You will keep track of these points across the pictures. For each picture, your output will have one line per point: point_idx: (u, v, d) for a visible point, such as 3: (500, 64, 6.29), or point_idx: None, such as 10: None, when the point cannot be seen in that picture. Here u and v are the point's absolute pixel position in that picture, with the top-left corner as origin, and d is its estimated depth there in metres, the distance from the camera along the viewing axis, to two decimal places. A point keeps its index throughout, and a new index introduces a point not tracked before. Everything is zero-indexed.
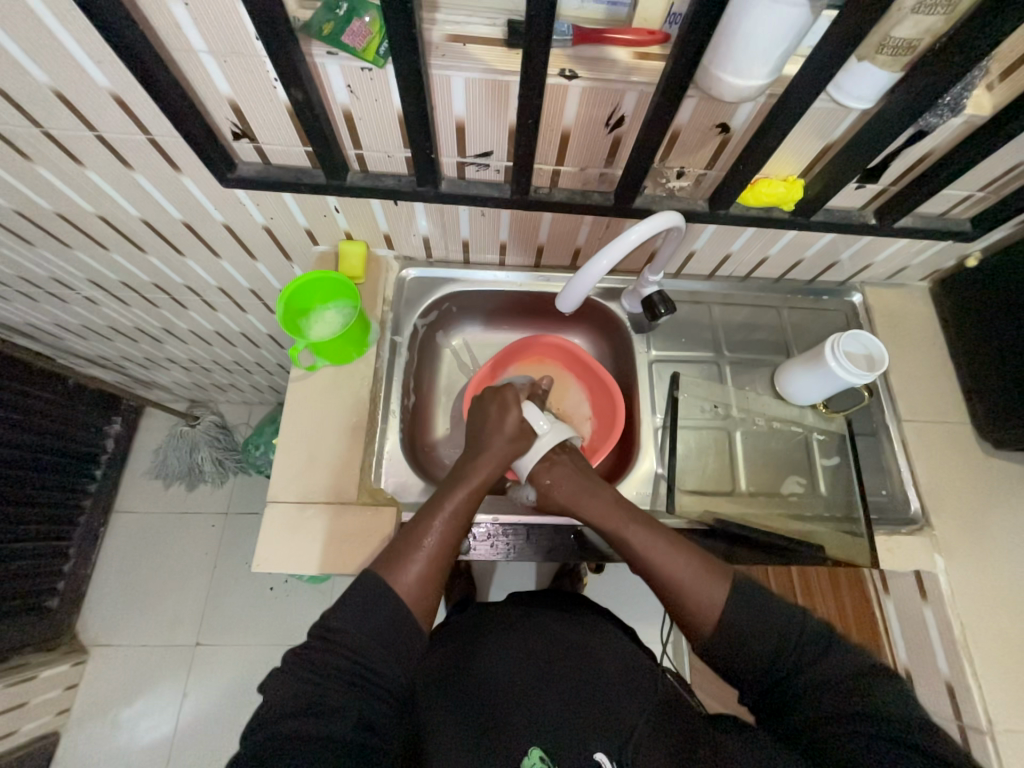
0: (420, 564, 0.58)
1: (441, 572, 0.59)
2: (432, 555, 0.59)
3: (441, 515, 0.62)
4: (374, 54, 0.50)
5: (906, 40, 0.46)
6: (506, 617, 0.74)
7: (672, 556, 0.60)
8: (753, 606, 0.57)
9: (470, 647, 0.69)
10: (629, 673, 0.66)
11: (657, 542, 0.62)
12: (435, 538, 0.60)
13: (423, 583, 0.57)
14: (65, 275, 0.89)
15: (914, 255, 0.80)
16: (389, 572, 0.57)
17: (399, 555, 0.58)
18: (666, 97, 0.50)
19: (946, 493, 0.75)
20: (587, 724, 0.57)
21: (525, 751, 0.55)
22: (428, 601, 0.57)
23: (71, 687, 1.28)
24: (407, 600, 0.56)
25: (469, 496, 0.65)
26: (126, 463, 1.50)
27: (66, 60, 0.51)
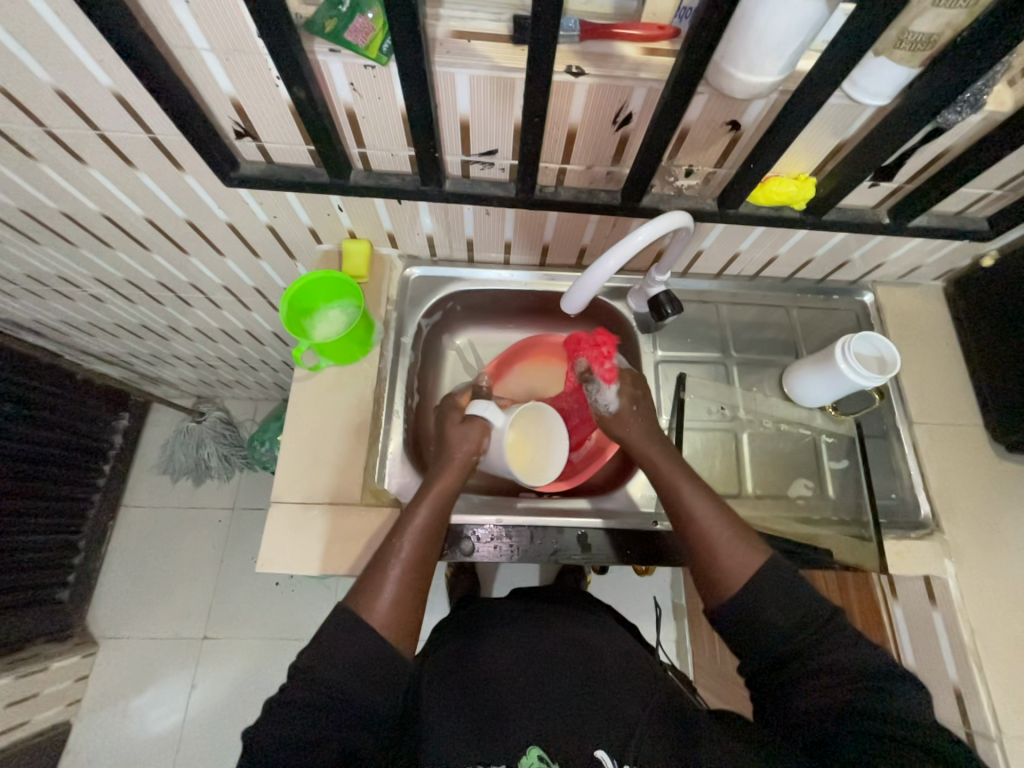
0: (390, 588, 0.58)
1: (416, 595, 0.60)
2: (401, 580, 0.60)
3: (408, 532, 0.63)
4: (377, 51, 0.49)
5: (925, 35, 0.45)
6: (503, 613, 0.74)
7: (714, 518, 0.62)
8: (781, 583, 0.57)
9: (466, 646, 0.68)
10: (631, 671, 0.65)
11: (707, 505, 0.63)
12: (404, 557, 0.61)
13: (397, 611, 0.57)
14: (71, 273, 0.89)
15: (928, 254, 0.78)
16: (362, 604, 0.57)
17: (372, 585, 0.59)
18: (676, 94, 0.49)
19: (956, 497, 0.74)
20: (589, 724, 0.57)
21: (525, 748, 0.55)
22: (406, 629, 0.57)
23: (82, 678, 1.31)
24: (383, 631, 0.56)
25: (436, 506, 0.66)
26: (133, 458, 1.51)
27: (68, 59, 0.51)
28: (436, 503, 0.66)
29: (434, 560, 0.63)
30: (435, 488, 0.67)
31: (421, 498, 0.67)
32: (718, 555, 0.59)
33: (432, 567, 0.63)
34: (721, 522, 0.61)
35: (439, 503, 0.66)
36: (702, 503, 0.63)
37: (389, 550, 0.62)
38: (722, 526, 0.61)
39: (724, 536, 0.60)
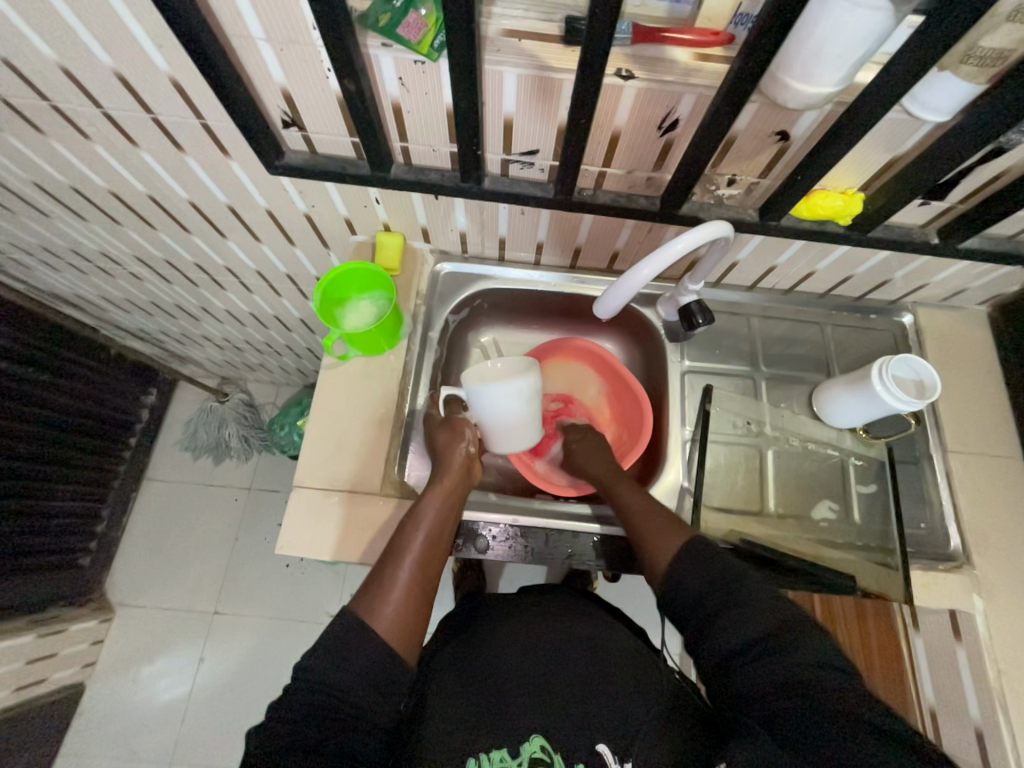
0: (396, 597, 0.59)
1: (420, 602, 0.60)
2: (408, 586, 0.60)
3: (415, 540, 0.63)
4: (428, 47, 0.49)
5: (995, 50, 0.43)
6: (508, 608, 0.74)
7: (643, 506, 0.67)
8: (700, 556, 0.59)
9: (471, 643, 0.69)
10: (636, 670, 0.64)
11: (638, 496, 0.69)
12: (408, 569, 0.61)
13: (403, 619, 0.58)
14: (113, 250, 0.92)
15: (975, 277, 0.75)
16: (369, 608, 0.58)
17: (379, 591, 0.59)
18: (726, 102, 0.48)
19: (990, 531, 0.71)
20: (591, 719, 0.57)
21: (526, 736, 0.56)
22: (411, 634, 0.58)
23: (98, 642, 1.35)
24: (390, 636, 0.56)
25: (441, 516, 0.67)
26: (159, 433, 1.55)
27: (130, 44, 0.53)
28: (439, 511, 0.67)
29: (437, 570, 0.64)
30: (438, 497, 0.68)
31: (425, 504, 0.67)
32: (647, 536, 0.64)
33: (436, 573, 0.64)
34: (649, 503, 0.67)
35: (443, 511, 0.67)
36: (630, 490, 0.70)
37: (395, 555, 0.62)
38: (648, 507, 0.67)
39: (648, 514, 0.66)
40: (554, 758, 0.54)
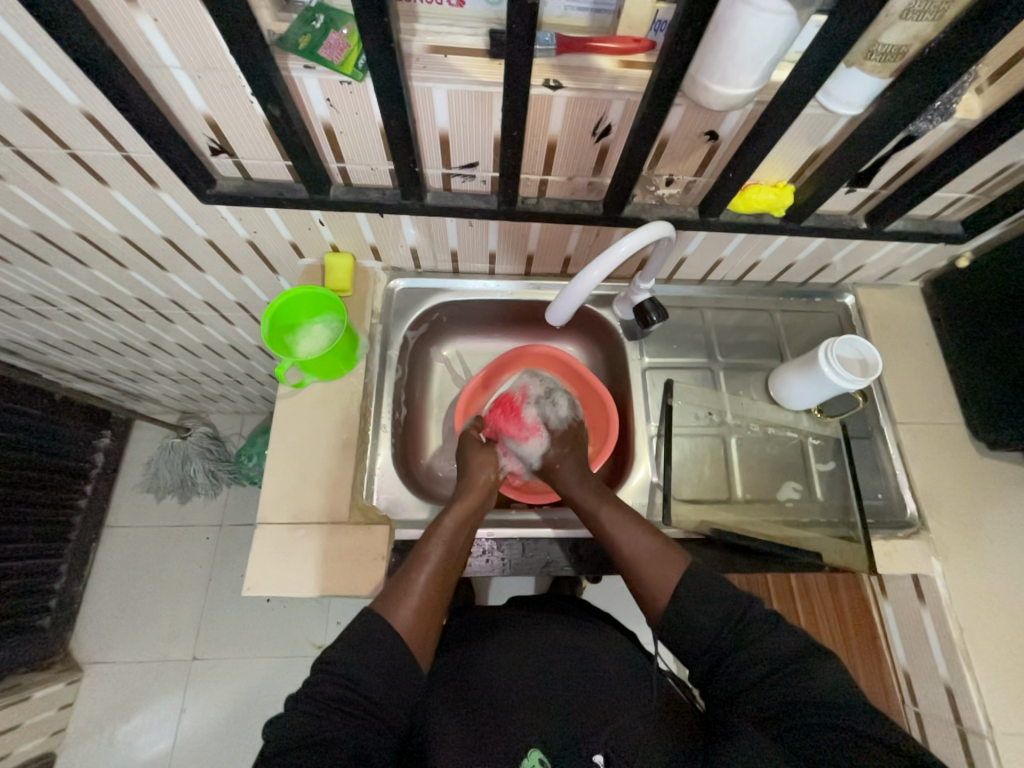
0: (415, 598, 0.59)
1: (437, 609, 0.60)
2: (426, 591, 0.60)
3: (436, 545, 0.64)
4: (352, 67, 0.49)
5: (895, 46, 0.46)
6: (503, 622, 0.72)
7: (632, 536, 0.65)
8: (701, 587, 0.59)
9: (467, 650, 0.68)
10: (628, 674, 0.65)
11: (627, 523, 0.66)
12: (427, 572, 0.61)
13: (420, 621, 0.57)
14: (45, 292, 0.87)
15: (905, 256, 0.79)
16: (388, 610, 0.57)
17: (399, 593, 0.59)
18: (653, 107, 0.49)
19: (941, 494, 0.75)
20: (587, 727, 0.57)
21: (525, 752, 0.55)
22: (426, 641, 0.57)
23: (67, 706, 1.26)
24: (407, 638, 0.56)
25: (463, 525, 0.67)
26: (117, 477, 1.47)
27: (34, 79, 0.50)
28: (461, 519, 0.67)
29: (454, 579, 0.64)
30: (462, 505, 0.69)
31: (448, 513, 0.68)
32: (641, 567, 0.63)
33: (452, 583, 0.63)
34: (637, 529, 0.65)
35: (465, 519, 0.68)
36: (612, 512, 0.68)
37: (416, 561, 0.62)
38: (636, 532, 0.65)
39: (643, 545, 0.64)
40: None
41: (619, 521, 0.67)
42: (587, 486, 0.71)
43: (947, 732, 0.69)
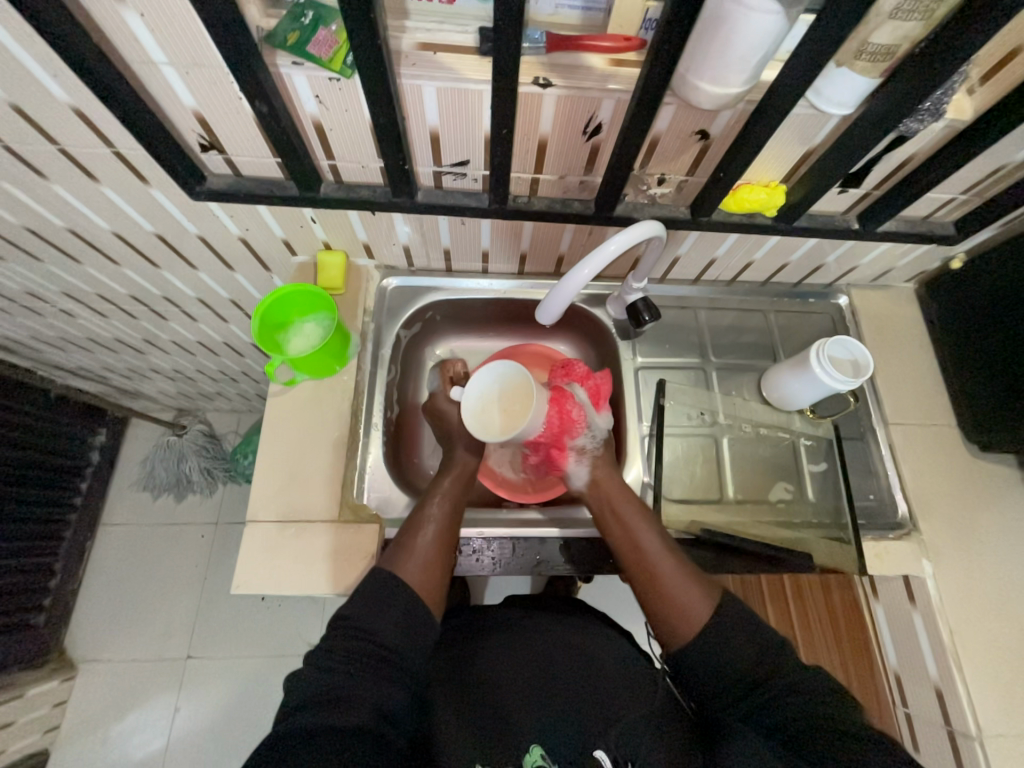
0: (423, 552, 0.61)
1: (445, 559, 0.62)
2: (432, 545, 0.62)
3: (437, 502, 0.66)
4: (340, 63, 0.48)
5: (884, 46, 0.46)
6: (503, 620, 0.72)
7: (678, 578, 0.61)
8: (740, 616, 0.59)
9: (467, 648, 0.68)
10: (627, 672, 0.65)
11: (666, 563, 0.63)
12: (433, 528, 0.64)
13: (429, 571, 0.60)
14: (38, 289, 0.86)
15: (899, 257, 0.79)
16: (395, 564, 0.60)
17: (405, 547, 0.61)
18: (642, 106, 0.49)
19: (932, 496, 0.75)
20: (587, 726, 0.57)
21: (526, 747, 0.55)
22: (439, 587, 0.60)
23: (61, 703, 1.26)
24: (416, 588, 0.58)
25: (460, 480, 0.70)
26: (112, 475, 1.47)
27: (21, 74, 0.49)
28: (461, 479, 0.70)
29: (460, 528, 0.66)
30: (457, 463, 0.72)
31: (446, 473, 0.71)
32: (674, 608, 0.60)
33: (457, 535, 0.66)
34: (684, 569, 0.62)
35: (465, 479, 0.71)
36: (656, 541, 0.65)
37: (419, 518, 0.65)
38: (676, 566, 0.63)
39: (682, 578, 0.61)
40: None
41: (662, 561, 0.63)
42: (635, 513, 0.68)
43: (937, 732, 0.69)
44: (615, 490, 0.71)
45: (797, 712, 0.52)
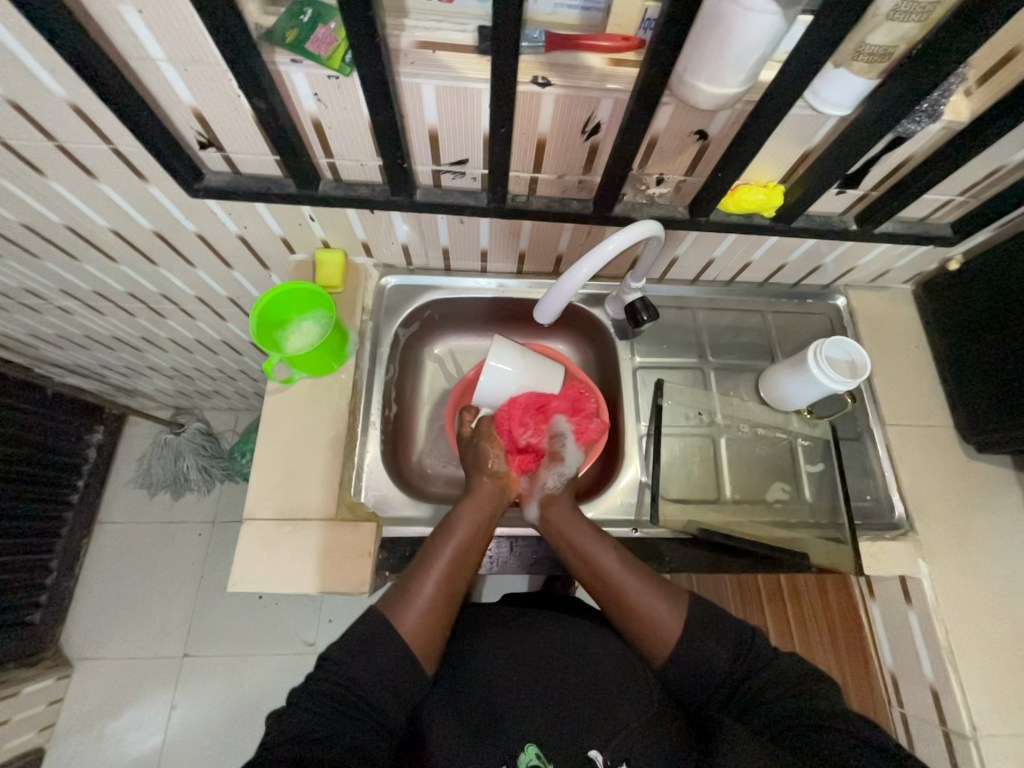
0: (420, 607, 0.59)
1: (444, 614, 0.60)
2: (432, 599, 0.60)
3: (444, 550, 0.64)
4: (339, 61, 0.49)
5: (882, 47, 0.46)
6: (498, 618, 0.72)
7: (648, 595, 0.62)
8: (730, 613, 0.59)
9: (462, 647, 0.67)
10: (623, 667, 0.64)
11: (631, 580, 0.63)
12: (434, 582, 0.61)
13: (424, 625, 0.58)
14: (35, 286, 0.86)
15: (897, 258, 0.79)
16: (392, 612, 0.58)
17: (406, 596, 0.59)
18: (641, 106, 0.49)
19: (929, 497, 0.75)
20: (582, 725, 0.56)
21: (521, 746, 0.55)
22: (433, 643, 0.58)
23: (56, 702, 1.26)
24: (410, 641, 0.57)
25: (474, 527, 0.67)
26: (109, 473, 1.47)
27: (19, 70, 0.49)
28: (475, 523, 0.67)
29: (464, 583, 0.63)
30: (473, 507, 0.68)
31: (458, 516, 0.67)
32: (646, 625, 0.61)
33: (462, 586, 0.63)
34: (646, 586, 0.63)
35: (477, 527, 0.67)
36: (616, 559, 0.65)
37: (423, 562, 0.63)
38: (638, 581, 0.63)
39: (646, 594, 0.62)
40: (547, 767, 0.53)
41: (628, 577, 0.64)
42: (584, 535, 0.67)
43: (932, 732, 0.69)
44: (562, 511, 0.69)
45: (780, 705, 0.54)
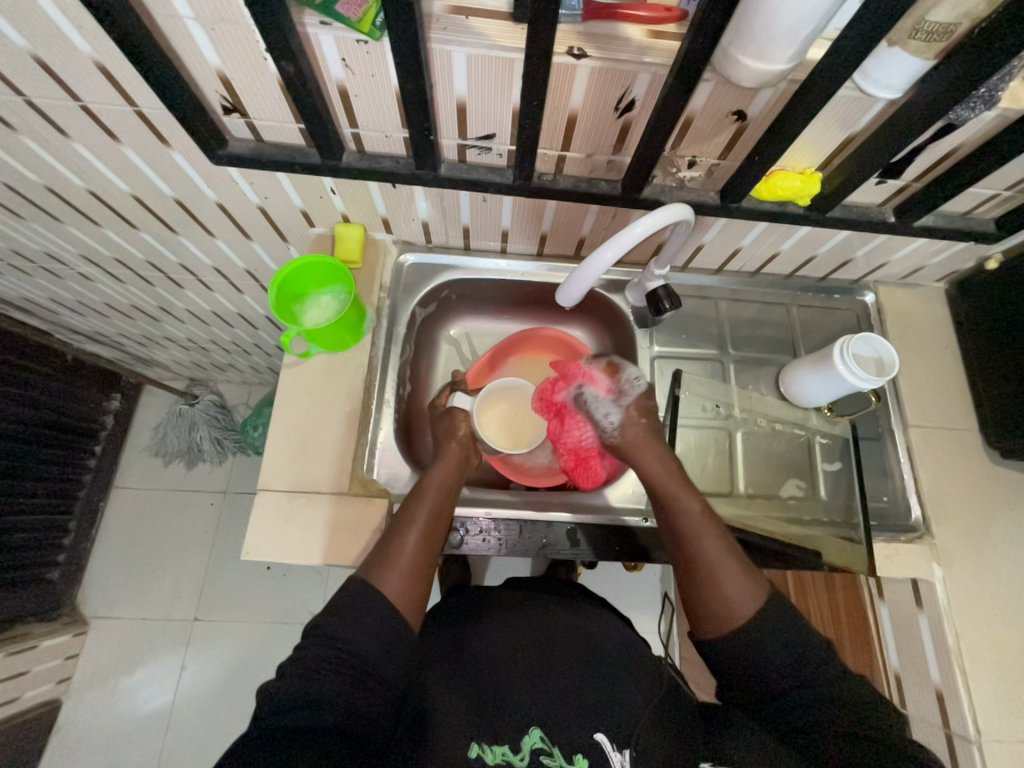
0: (404, 565, 0.58)
1: (427, 570, 0.60)
2: (415, 555, 0.59)
3: (422, 510, 0.63)
4: (370, 25, 0.47)
5: (942, 25, 0.43)
6: (503, 603, 0.72)
7: (735, 577, 0.58)
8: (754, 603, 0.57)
9: (468, 626, 0.68)
10: (627, 658, 0.65)
11: (721, 557, 0.59)
12: (414, 540, 0.60)
13: (409, 582, 0.57)
14: (57, 250, 0.86)
15: (933, 254, 0.76)
16: (375, 573, 0.57)
17: (387, 557, 0.58)
18: (681, 81, 0.47)
19: (948, 501, 0.74)
20: (586, 708, 0.57)
21: (525, 729, 0.54)
22: (417, 600, 0.58)
23: (72, 657, 1.31)
24: (396, 602, 0.56)
25: (446, 489, 0.67)
26: (125, 440, 1.50)
27: (46, 25, 0.49)
28: (443, 486, 0.66)
29: (442, 543, 0.63)
30: (444, 468, 0.68)
31: (430, 478, 0.67)
32: (701, 604, 0.58)
33: (441, 544, 0.63)
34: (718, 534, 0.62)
35: (447, 487, 0.67)
36: (710, 535, 0.61)
37: (401, 525, 0.61)
38: (729, 559, 0.59)
39: (730, 576, 0.58)
40: (552, 749, 0.53)
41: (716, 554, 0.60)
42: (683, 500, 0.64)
43: (935, 735, 0.69)
44: (641, 439, 0.69)
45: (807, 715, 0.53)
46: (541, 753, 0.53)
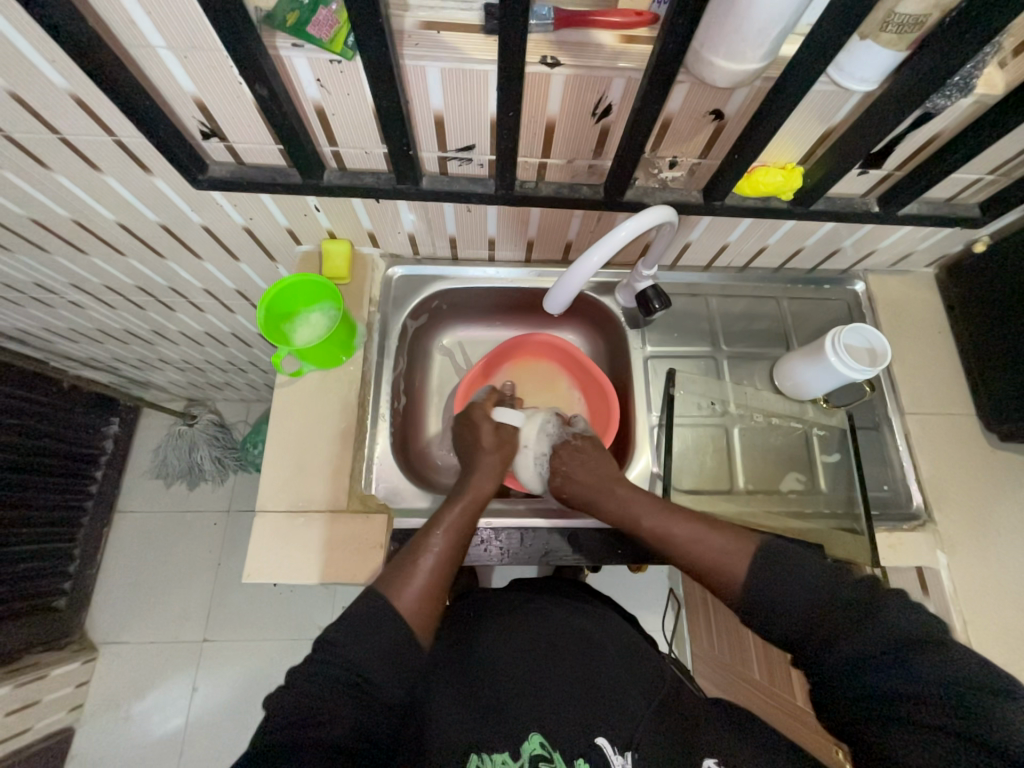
0: (419, 582, 0.58)
1: (441, 591, 0.59)
2: (431, 574, 0.59)
3: (443, 528, 0.64)
4: (342, 45, 0.47)
5: (912, 17, 0.43)
6: (506, 608, 0.72)
7: (696, 539, 0.62)
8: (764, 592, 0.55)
9: (470, 634, 0.68)
10: (628, 659, 0.64)
11: (674, 529, 0.64)
12: (433, 558, 0.61)
13: (422, 599, 0.57)
14: (46, 280, 0.86)
15: (919, 241, 0.76)
16: (391, 588, 0.57)
17: (404, 572, 0.58)
18: (655, 85, 0.47)
19: (948, 487, 0.74)
20: (589, 712, 0.56)
21: (526, 735, 0.54)
22: (429, 620, 0.57)
23: (83, 684, 1.30)
24: (408, 618, 0.55)
25: (468, 511, 0.67)
26: (126, 464, 1.50)
27: (19, 60, 0.49)
28: (468, 505, 0.67)
29: (459, 566, 0.63)
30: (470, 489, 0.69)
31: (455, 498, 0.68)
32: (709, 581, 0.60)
33: (457, 565, 0.63)
34: (668, 513, 0.65)
35: (471, 507, 0.68)
36: (651, 513, 0.66)
37: (421, 542, 0.62)
38: (682, 526, 0.63)
39: (692, 543, 0.62)
40: (554, 755, 0.53)
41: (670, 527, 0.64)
42: (606, 490, 0.70)
43: None
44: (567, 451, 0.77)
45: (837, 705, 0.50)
46: (542, 761, 0.52)
